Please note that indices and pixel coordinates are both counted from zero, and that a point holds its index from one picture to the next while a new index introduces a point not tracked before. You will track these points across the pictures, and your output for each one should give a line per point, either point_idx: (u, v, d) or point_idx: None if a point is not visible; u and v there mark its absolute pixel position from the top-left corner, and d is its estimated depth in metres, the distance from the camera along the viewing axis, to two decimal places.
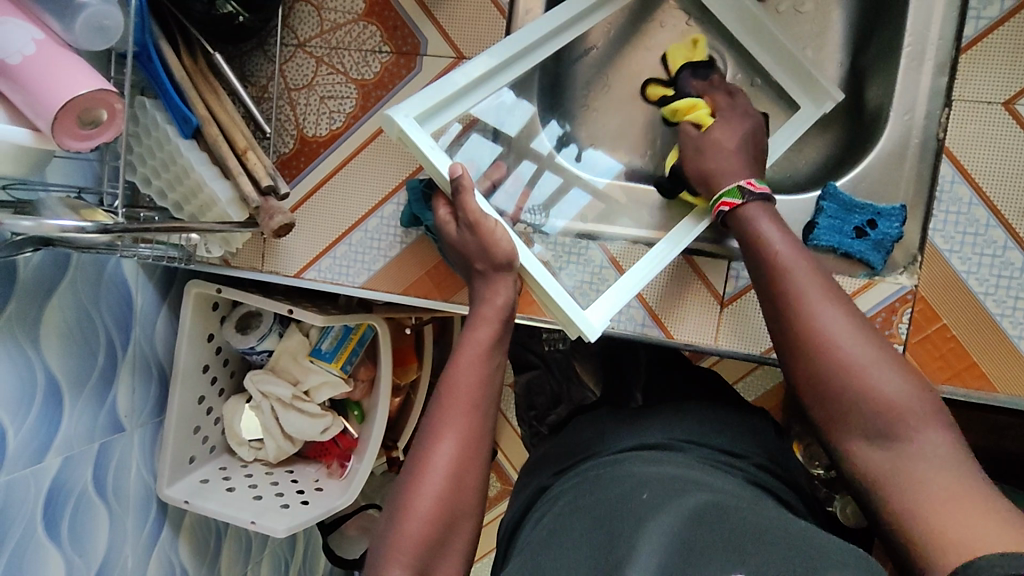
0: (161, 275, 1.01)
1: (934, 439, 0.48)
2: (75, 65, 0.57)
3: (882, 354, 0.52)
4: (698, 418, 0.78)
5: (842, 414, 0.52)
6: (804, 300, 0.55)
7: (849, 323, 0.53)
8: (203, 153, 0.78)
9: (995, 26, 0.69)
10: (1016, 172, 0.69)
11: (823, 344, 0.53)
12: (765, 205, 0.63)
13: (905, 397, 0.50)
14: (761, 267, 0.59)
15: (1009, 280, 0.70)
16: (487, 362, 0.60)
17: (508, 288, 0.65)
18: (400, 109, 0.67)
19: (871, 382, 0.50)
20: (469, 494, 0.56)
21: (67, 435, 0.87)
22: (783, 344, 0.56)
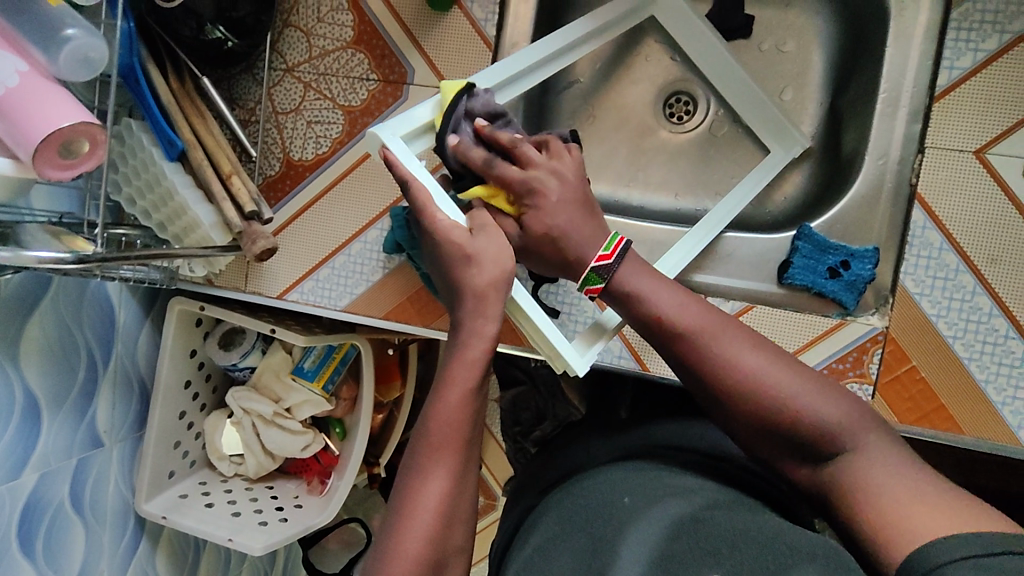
0: (144, 292, 1.01)
1: (872, 444, 0.51)
2: (59, 97, 0.57)
3: (798, 379, 0.54)
4: (680, 425, 0.76)
5: (781, 444, 0.54)
6: (711, 343, 0.56)
7: (758, 358, 0.55)
8: (188, 176, 0.79)
9: (967, 77, 0.71)
10: (985, 220, 0.71)
11: (743, 384, 0.54)
12: (628, 258, 0.63)
13: (831, 413, 0.52)
14: (656, 320, 0.59)
15: (977, 324, 0.71)
16: (475, 393, 0.58)
17: (499, 308, 0.61)
18: (385, 128, 0.68)
19: (803, 404, 0.53)
20: (455, 528, 0.56)
21: (44, 452, 0.87)
22: (708, 394, 0.57)
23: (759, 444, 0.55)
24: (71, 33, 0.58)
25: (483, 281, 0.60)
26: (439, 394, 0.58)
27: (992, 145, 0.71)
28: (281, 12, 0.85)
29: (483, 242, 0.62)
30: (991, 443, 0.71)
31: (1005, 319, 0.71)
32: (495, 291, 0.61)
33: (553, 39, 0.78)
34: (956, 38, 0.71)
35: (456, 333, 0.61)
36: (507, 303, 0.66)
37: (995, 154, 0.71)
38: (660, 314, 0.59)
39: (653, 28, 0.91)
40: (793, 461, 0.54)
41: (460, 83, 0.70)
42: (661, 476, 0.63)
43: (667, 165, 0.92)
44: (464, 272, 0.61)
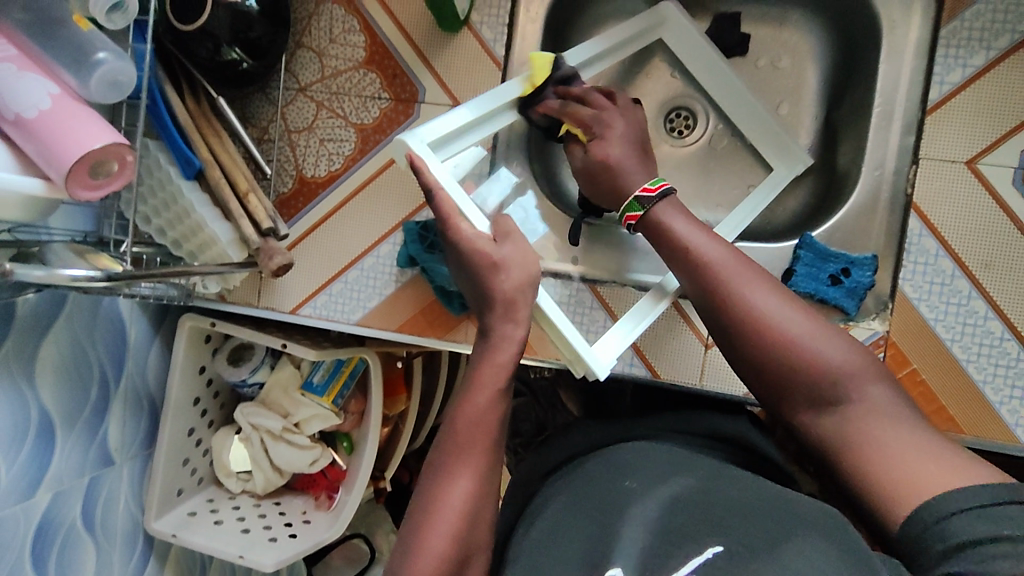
0: (154, 309, 1.02)
1: (878, 393, 0.53)
2: (90, 118, 0.59)
3: (816, 323, 0.56)
4: (680, 413, 0.77)
5: (787, 384, 0.55)
6: (736, 285, 0.59)
7: (782, 300, 0.58)
8: (204, 195, 0.81)
9: (958, 91, 0.75)
10: (979, 228, 0.74)
11: (762, 321, 0.57)
12: (670, 203, 0.67)
13: (842, 358, 0.54)
14: (687, 257, 0.63)
15: (973, 327, 0.74)
16: (502, 397, 0.61)
17: (528, 311, 0.63)
18: (416, 135, 0.70)
19: (818, 352, 0.54)
20: (479, 528, 0.58)
21: (58, 471, 0.87)
22: (726, 331, 0.59)
23: (765, 384, 0.57)
24: (102, 57, 0.60)
25: (512, 286, 0.63)
26: (467, 395, 0.60)
27: (984, 156, 0.74)
28: (294, 34, 0.88)
29: (509, 249, 0.64)
30: (990, 442, 0.74)
31: (1000, 321, 0.74)
32: (523, 294, 0.63)
33: (625, 28, 0.86)
34: (946, 54, 0.75)
35: (485, 338, 0.63)
36: (535, 313, 0.69)
37: (986, 164, 0.74)
38: (692, 250, 0.62)
39: (653, 47, 0.95)
40: (796, 404, 0.56)
41: (548, 57, 0.78)
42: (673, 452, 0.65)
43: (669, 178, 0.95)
44: (488, 279, 0.63)
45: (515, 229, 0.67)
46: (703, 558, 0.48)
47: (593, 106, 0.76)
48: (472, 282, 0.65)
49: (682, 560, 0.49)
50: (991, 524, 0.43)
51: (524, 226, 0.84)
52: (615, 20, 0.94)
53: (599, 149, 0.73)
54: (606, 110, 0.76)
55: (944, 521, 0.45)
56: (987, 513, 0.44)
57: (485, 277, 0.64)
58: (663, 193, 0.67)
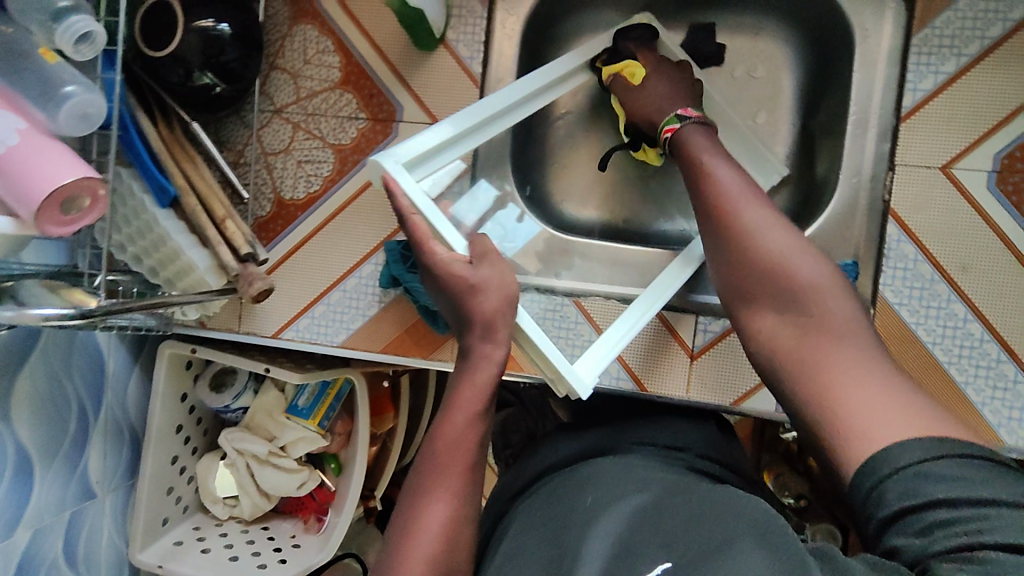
0: (132, 337, 1.00)
1: (842, 310, 0.55)
2: (59, 152, 0.57)
3: (800, 242, 0.59)
4: (653, 426, 0.77)
5: (757, 289, 0.59)
6: (737, 197, 0.62)
7: (774, 218, 0.61)
8: (180, 222, 0.79)
9: (931, 98, 0.76)
10: (956, 233, 0.75)
11: (750, 233, 0.60)
12: (701, 126, 0.71)
13: (814, 273, 0.57)
14: (695, 172, 0.66)
15: (953, 330, 0.75)
16: (482, 417, 0.60)
17: (508, 331, 0.62)
18: (390, 156, 0.67)
19: (795, 264, 0.57)
20: (461, 550, 0.57)
21: (37, 508, 0.84)
22: (714, 238, 0.63)
23: (741, 288, 0.60)
24: (71, 90, 0.58)
25: (490, 307, 0.61)
26: (446, 415, 0.60)
27: (958, 160, 0.75)
28: (268, 55, 0.87)
29: (486, 271, 0.63)
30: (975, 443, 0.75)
31: (980, 323, 0.75)
32: (502, 316, 0.61)
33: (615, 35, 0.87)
34: (918, 62, 0.76)
35: (465, 358, 0.62)
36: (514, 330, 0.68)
37: (961, 169, 0.75)
38: (702, 165, 0.65)
39: None
40: (761, 311, 0.59)
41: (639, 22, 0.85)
42: (649, 472, 0.64)
43: (650, 187, 0.95)
44: (466, 299, 0.62)
45: (492, 249, 0.66)
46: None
47: (663, 62, 0.82)
48: (450, 305, 0.65)
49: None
50: (926, 486, 0.43)
51: (502, 240, 0.81)
52: (591, 33, 0.94)
53: (653, 88, 0.79)
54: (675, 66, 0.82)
55: (883, 485, 0.45)
56: (924, 474, 0.43)
57: (464, 300, 0.62)
58: (702, 119, 0.72)
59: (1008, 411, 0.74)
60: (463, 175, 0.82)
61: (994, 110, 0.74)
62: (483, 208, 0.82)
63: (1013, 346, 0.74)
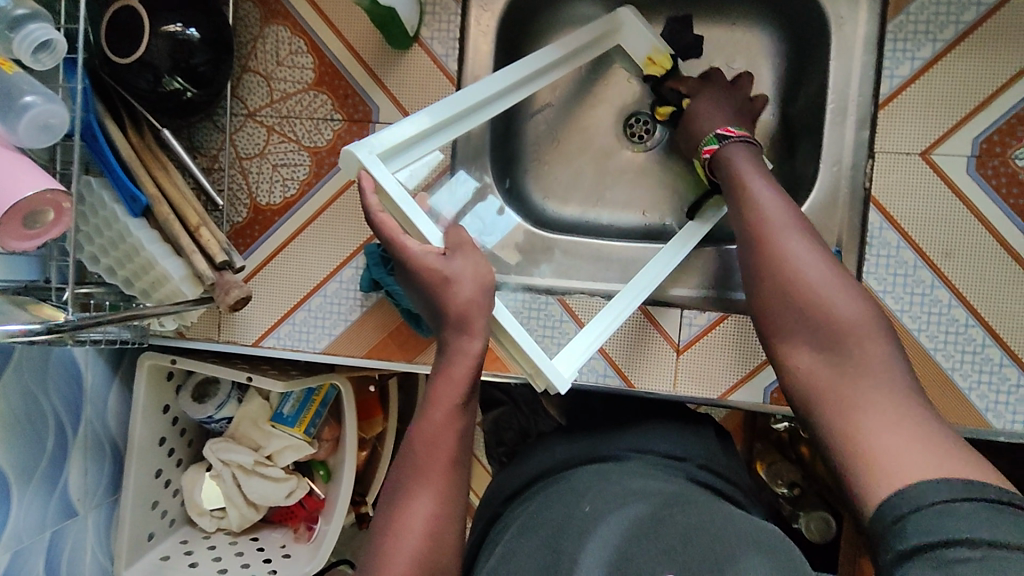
0: (110, 350, 0.98)
1: (877, 351, 0.52)
2: (21, 166, 0.55)
3: (839, 276, 0.57)
4: (641, 431, 0.77)
5: (787, 320, 0.57)
6: (773, 229, 0.61)
7: (814, 251, 0.59)
8: (154, 231, 0.77)
9: (908, 84, 0.76)
10: (937, 219, 0.75)
11: (787, 264, 0.58)
12: (746, 146, 0.72)
13: (849, 308, 0.54)
14: (738, 197, 0.66)
15: (938, 316, 0.75)
16: (460, 412, 0.59)
17: (484, 323, 0.61)
18: (363, 146, 0.66)
19: (832, 301, 0.55)
20: (444, 552, 0.56)
21: (15, 530, 0.82)
22: (750, 271, 0.61)
23: (777, 323, 0.58)
24: (31, 101, 0.56)
25: (462, 298, 0.61)
26: (425, 413, 0.59)
27: (937, 146, 0.75)
28: (239, 58, 0.85)
29: (458, 263, 0.62)
30: (964, 428, 0.75)
31: (963, 308, 0.75)
32: (475, 306, 0.61)
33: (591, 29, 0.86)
34: (894, 49, 0.76)
35: (443, 354, 0.61)
36: (493, 325, 0.67)
37: (940, 154, 0.75)
38: (744, 189, 0.66)
39: (608, 55, 0.94)
40: (791, 344, 0.57)
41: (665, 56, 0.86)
42: (639, 483, 0.64)
43: (631, 182, 0.95)
44: (441, 293, 0.61)
45: (467, 240, 0.66)
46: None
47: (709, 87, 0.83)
48: (427, 302, 0.63)
49: None
50: (946, 523, 0.42)
51: (481, 235, 0.80)
52: (568, 28, 0.93)
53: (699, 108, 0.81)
54: (719, 86, 0.84)
55: (906, 518, 0.44)
56: (949, 512, 0.42)
57: (438, 294, 0.62)
58: (745, 137, 0.73)
59: (995, 395, 0.74)
60: (441, 171, 0.81)
61: (972, 95, 0.74)
62: (462, 201, 0.81)
63: (997, 330, 0.74)
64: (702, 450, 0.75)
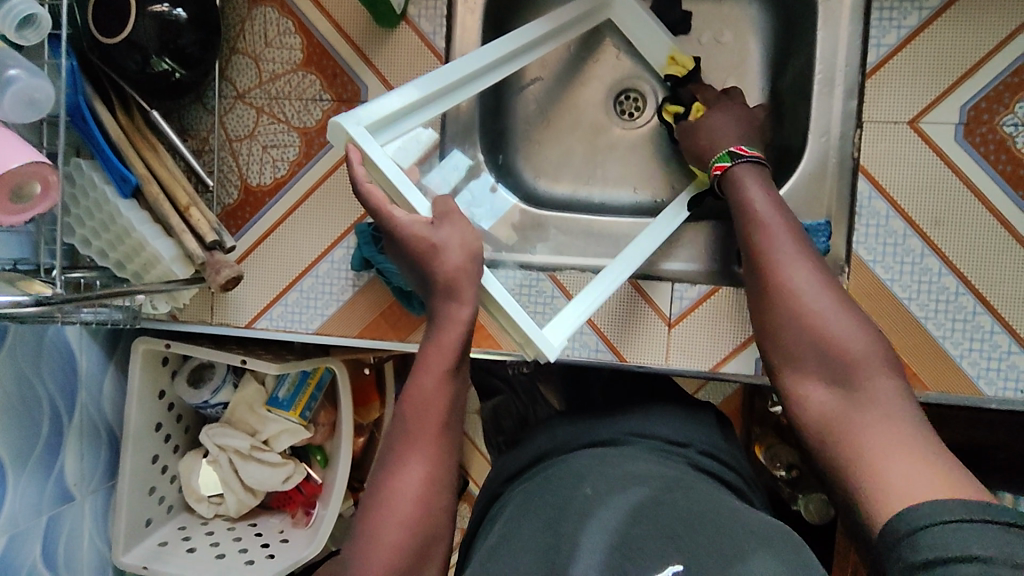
0: (105, 335, 0.98)
1: (884, 386, 0.51)
2: (6, 139, 0.56)
3: (846, 307, 0.56)
4: (641, 418, 0.76)
5: (794, 349, 0.56)
6: (779, 255, 0.59)
7: (820, 280, 0.57)
8: (144, 212, 0.78)
9: (894, 53, 0.76)
10: (925, 187, 0.75)
11: (796, 294, 0.57)
12: (755, 166, 0.68)
13: (856, 340, 0.53)
14: (747, 217, 0.64)
15: (928, 285, 0.75)
16: (450, 378, 0.59)
17: (473, 291, 0.61)
18: (351, 117, 0.66)
19: (839, 332, 0.54)
20: (436, 517, 0.56)
21: (12, 513, 0.83)
22: (757, 298, 0.60)
23: (783, 352, 0.57)
24: (14, 74, 0.56)
25: (451, 266, 0.61)
26: (415, 380, 0.59)
27: (925, 114, 0.75)
28: (227, 40, 0.85)
29: (446, 232, 0.63)
30: (955, 395, 0.75)
31: (954, 276, 0.75)
32: (465, 273, 0.61)
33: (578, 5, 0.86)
34: (880, 18, 0.76)
35: (433, 322, 0.62)
36: (483, 294, 0.67)
37: (928, 123, 0.75)
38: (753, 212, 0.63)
39: (597, 32, 0.94)
40: (795, 373, 0.56)
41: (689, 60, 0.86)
42: (636, 465, 0.64)
43: (622, 159, 0.95)
44: (428, 261, 0.62)
45: (454, 209, 0.66)
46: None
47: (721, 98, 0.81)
48: (416, 272, 0.64)
49: None
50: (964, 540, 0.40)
51: (472, 210, 0.79)
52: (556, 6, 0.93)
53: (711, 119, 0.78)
54: (739, 102, 0.80)
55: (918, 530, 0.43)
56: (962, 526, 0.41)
57: (426, 263, 0.62)
58: (757, 157, 0.69)
59: (986, 362, 0.74)
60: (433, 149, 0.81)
61: (958, 62, 0.74)
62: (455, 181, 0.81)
63: (987, 297, 0.74)
64: (695, 422, 0.75)
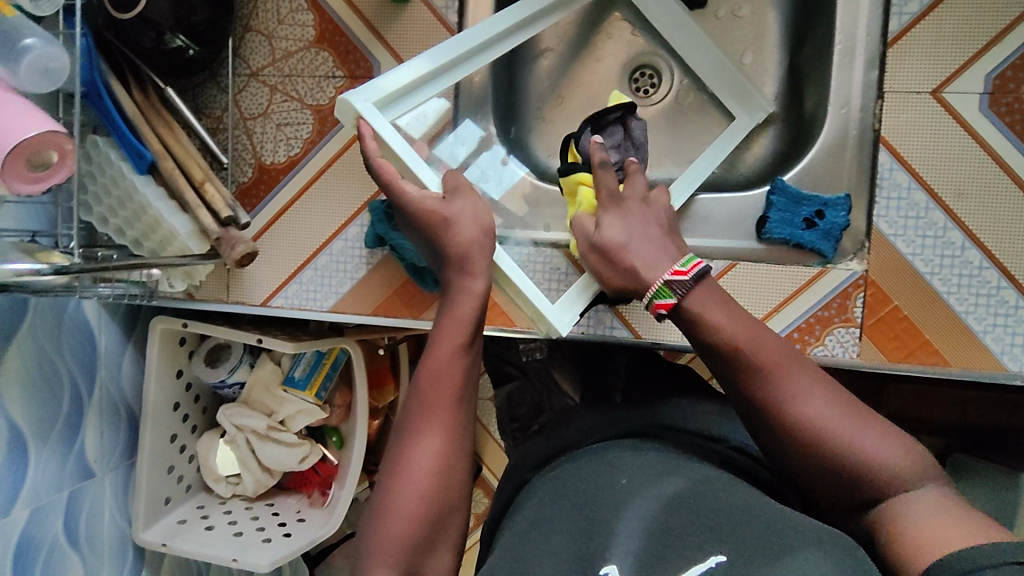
0: (124, 313, 0.99)
1: (929, 488, 0.49)
2: (21, 107, 0.57)
3: (858, 417, 0.51)
4: (659, 406, 0.73)
5: (829, 483, 0.51)
6: (778, 387, 0.53)
7: (824, 400, 0.52)
8: (160, 188, 0.78)
9: (917, 20, 0.74)
10: (949, 157, 0.73)
11: (819, 434, 0.50)
12: (705, 286, 0.59)
13: (891, 457, 0.49)
14: (723, 350, 0.55)
15: (951, 259, 0.73)
16: (464, 352, 0.58)
17: (485, 262, 0.62)
18: (357, 95, 0.70)
19: (869, 452, 0.49)
20: (452, 490, 0.56)
21: (34, 486, 0.85)
22: (768, 436, 0.53)
23: (817, 483, 0.52)
24: (30, 43, 0.58)
25: (463, 238, 0.62)
26: (430, 352, 0.59)
27: (948, 84, 0.73)
28: (241, 18, 0.85)
29: (458, 207, 0.64)
30: (978, 372, 0.73)
31: (978, 250, 0.73)
32: (478, 247, 0.62)
33: None
34: None
35: (446, 295, 0.62)
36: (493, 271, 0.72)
37: (951, 93, 0.73)
38: (731, 344, 0.55)
39: (610, 5, 0.93)
40: (839, 499, 0.51)
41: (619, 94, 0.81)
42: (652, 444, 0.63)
43: None
44: (440, 232, 0.63)
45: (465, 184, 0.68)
46: (705, 566, 0.44)
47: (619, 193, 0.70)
48: (428, 246, 0.64)
49: (682, 568, 0.45)
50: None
51: (484, 182, 0.80)
52: None
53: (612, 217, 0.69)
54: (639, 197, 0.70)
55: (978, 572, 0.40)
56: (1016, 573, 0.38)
57: (438, 234, 0.63)
58: (695, 280, 0.59)
59: (1011, 339, 0.72)
60: (446, 121, 0.81)
61: (983, 29, 0.72)
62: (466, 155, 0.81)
63: (1012, 273, 0.72)
64: (712, 401, 0.74)
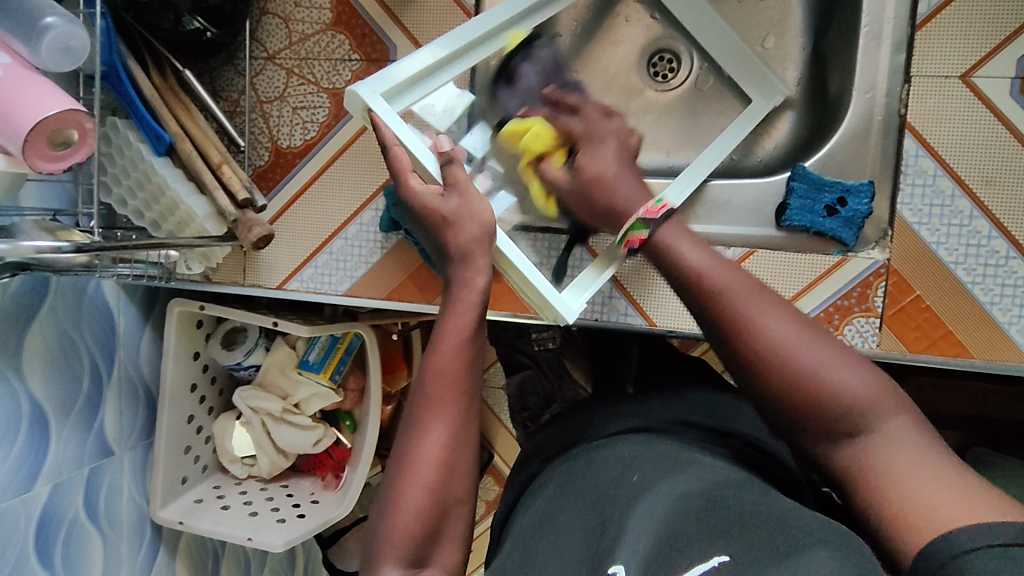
0: (142, 295, 1.00)
1: (896, 424, 0.44)
2: (41, 85, 0.58)
3: (828, 347, 0.47)
4: (671, 394, 0.73)
5: (792, 414, 0.46)
6: (743, 313, 0.48)
7: (793, 327, 0.48)
8: (178, 170, 0.78)
9: (947, 3, 0.72)
10: (977, 144, 0.72)
11: (774, 354, 0.46)
12: (677, 226, 0.58)
13: (858, 388, 0.45)
14: (692, 282, 0.52)
15: (977, 249, 0.72)
16: (471, 341, 0.57)
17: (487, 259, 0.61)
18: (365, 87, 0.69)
19: (835, 382, 0.45)
20: (459, 476, 0.55)
21: (55, 462, 0.86)
22: (732, 365, 0.49)
23: (780, 417, 0.47)
24: (51, 22, 0.58)
25: (464, 238, 0.61)
26: (435, 345, 0.58)
27: (979, 68, 0.71)
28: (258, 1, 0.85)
29: (457, 203, 0.62)
30: (1001, 364, 0.72)
31: (1004, 240, 0.71)
32: (478, 244, 0.61)
33: None
34: None
35: (451, 282, 0.61)
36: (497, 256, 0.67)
37: (981, 77, 0.71)
38: (698, 276, 0.51)
39: None
40: (803, 433, 0.46)
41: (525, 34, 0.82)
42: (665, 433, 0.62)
43: (655, 123, 0.92)
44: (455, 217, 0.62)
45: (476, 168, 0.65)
46: (708, 566, 0.43)
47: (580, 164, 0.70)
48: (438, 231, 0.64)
49: (691, 559, 0.44)
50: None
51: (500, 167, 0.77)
52: None
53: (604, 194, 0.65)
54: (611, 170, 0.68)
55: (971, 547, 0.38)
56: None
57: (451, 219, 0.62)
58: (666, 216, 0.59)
59: None
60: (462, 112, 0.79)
61: (1016, 12, 0.70)
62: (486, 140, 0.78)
63: None
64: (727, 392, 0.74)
